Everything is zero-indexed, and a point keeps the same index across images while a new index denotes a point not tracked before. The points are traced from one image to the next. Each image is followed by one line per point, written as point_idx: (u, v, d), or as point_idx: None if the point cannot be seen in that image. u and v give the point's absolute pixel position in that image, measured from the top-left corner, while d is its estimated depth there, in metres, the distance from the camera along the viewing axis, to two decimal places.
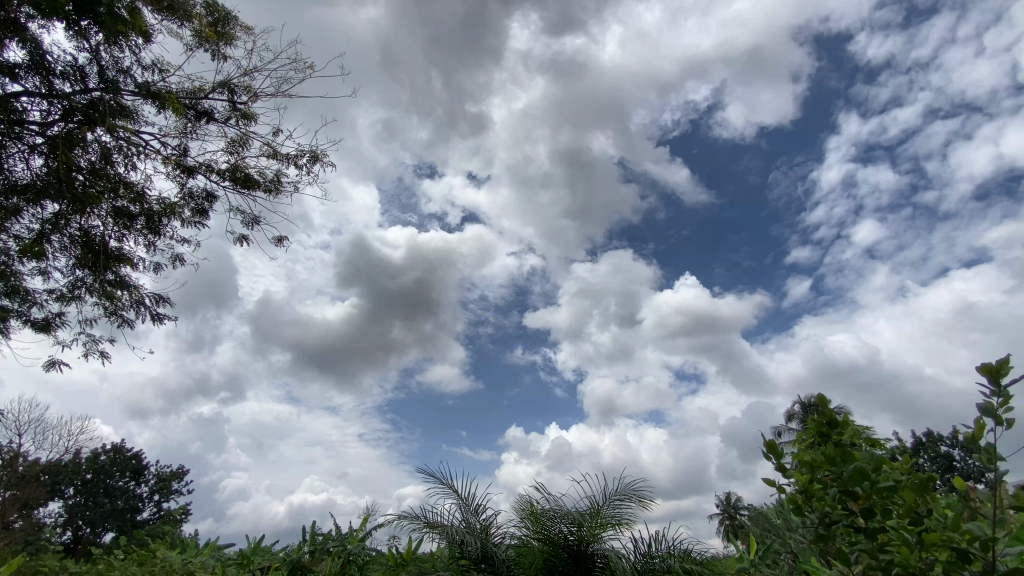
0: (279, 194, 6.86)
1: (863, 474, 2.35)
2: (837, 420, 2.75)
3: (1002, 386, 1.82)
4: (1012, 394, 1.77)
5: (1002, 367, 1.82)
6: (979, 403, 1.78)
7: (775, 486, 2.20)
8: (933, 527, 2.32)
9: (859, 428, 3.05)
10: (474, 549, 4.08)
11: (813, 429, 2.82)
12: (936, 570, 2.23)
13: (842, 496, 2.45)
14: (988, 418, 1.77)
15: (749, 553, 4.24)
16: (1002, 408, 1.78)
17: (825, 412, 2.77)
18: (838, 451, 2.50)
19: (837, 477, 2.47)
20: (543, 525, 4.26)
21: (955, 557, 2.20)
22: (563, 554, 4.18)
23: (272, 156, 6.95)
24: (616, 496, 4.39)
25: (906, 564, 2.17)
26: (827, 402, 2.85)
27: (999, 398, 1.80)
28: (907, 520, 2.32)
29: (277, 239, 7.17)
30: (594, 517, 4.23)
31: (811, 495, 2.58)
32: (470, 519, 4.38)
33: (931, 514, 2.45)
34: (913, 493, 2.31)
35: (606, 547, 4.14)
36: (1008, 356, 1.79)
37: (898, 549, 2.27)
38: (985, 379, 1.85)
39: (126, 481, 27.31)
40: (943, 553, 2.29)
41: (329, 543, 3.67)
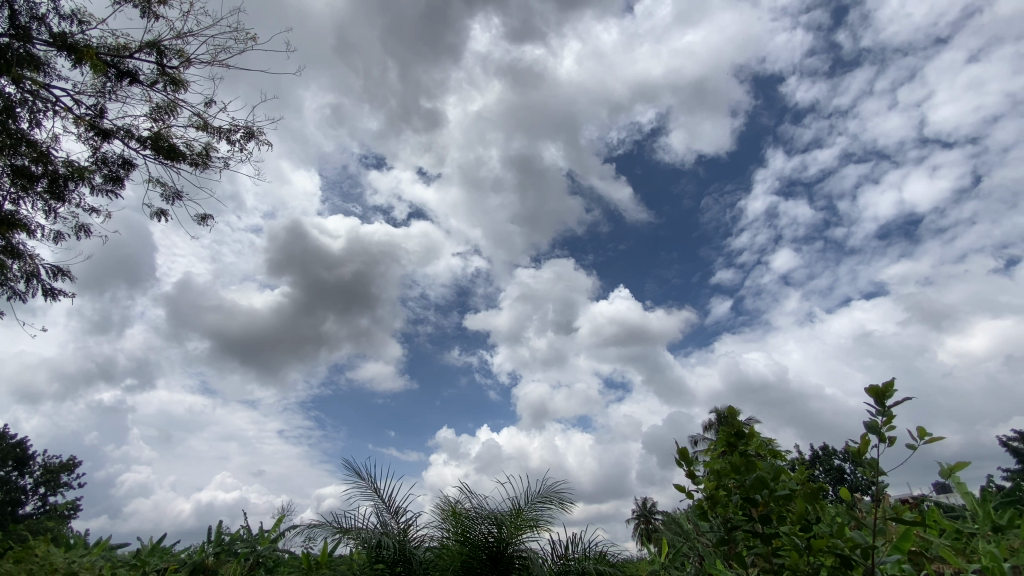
0: (207, 169, 6.42)
1: (763, 482, 2.54)
2: (744, 432, 2.96)
3: (886, 406, 2.04)
4: (893, 414, 1.99)
5: (886, 390, 2.04)
6: (866, 420, 1.98)
7: (685, 491, 2.33)
8: (821, 534, 2.54)
9: (765, 441, 3.28)
10: (390, 552, 4.00)
11: (722, 439, 3.01)
12: (820, 574, 2.43)
13: (743, 502, 2.63)
14: (873, 435, 1.97)
15: (659, 555, 4.44)
16: (885, 427, 1.99)
17: (733, 424, 2.97)
18: (743, 460, 2.68)
19: (740, 485, 2.65)
20: (464, 526, 4.24)
21: (839, 562, 2.41)
22: (482, 556, 4.18)
23: (203, 128, 6.50)
24: (538, 497, 4.45)
25: (795, 567, 2.36)
26: (736, 414, 3.06)
27: (883, 418, 2.01)
28: (798, 526, 2.54)
29: (200, 216, 6.69)
30: (514, 518, 4.27)
31: (716, 501, 2.75)
32: (389, 521, 4.28)
33: (821, 522, 2.66)
34: (805, 502, 2.52)
35: (525, 548, 4.19)
36: (892, 379, 2.01)
37: (789, 554, 2.47)
38: (872, 400, 2.06)
39: (6, 471, 24.44)
40: (828, 558, 2.50)
41: (236, 544, 3.46)
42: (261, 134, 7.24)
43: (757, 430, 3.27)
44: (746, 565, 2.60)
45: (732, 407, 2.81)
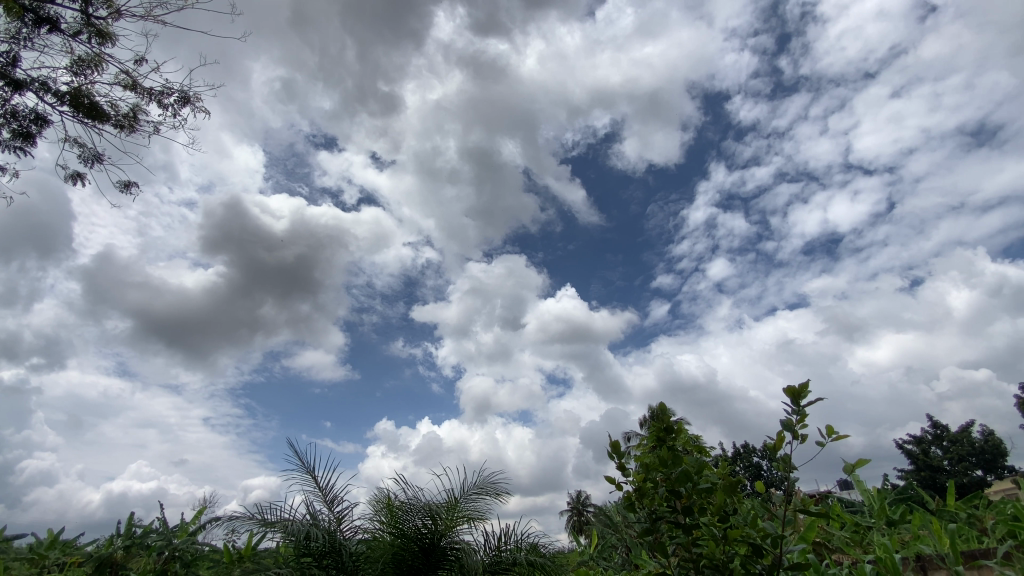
0: (133, 133, 5.94)
1: (688, 475, 2.68)
2: (673, 427, 3.11)
3: (800, 405, 2.20)
4: (806, 413, 2.15)
5: (801, 390, 2.21)
6: (783, 418, 2.13)
7: (615, 483, 2.41)
8: (737, 524, 2.70)
9: (692, 437, 3.47)
10: (318, 544, 3.88)
11: (653, 434, 3.15)
12: (734, 562, 2.58)
13: (668, 494, 2.77)
14: (789, 433, 2.13)
15: (590, 547, 4.57)
16: (799, 425, 2.16)
17: (663, 419, 3.12)
18: (670, 454, 2.82)
19: (667, 477, 2.79)
20: (397, 518, 4.19)
21: (751, 551, 2.56)
22: (414, 548, 4.15)
23: (131, 88, 6.00)
24: (474, 489, 4.46)
25: (711, 556, 2.51)
26: (667, 411, 3.21)
27: (797, 417, 2.17)
28: (717, 517, 2.70)
29: (124, 183, 6.20)
30: (450, 510, 4.26)
31: (643, 493, 2.87)
32: (320, 512, 4.16)
33: (736, 514, 2.84)
34: (724, 495, 2.69)
35: (458, 540, 4.18)
36: (807, 381, 2.18)
37: (707, 543, 2.62)
38: (788, 399, 2.22)
39: None
40: (741, 547, 2.67)
41: (149, 537, 3.24)
42: (198, 100, 6.78)
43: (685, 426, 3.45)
44: (668, 554, 2.73)
45: (664, 404, 2.94)
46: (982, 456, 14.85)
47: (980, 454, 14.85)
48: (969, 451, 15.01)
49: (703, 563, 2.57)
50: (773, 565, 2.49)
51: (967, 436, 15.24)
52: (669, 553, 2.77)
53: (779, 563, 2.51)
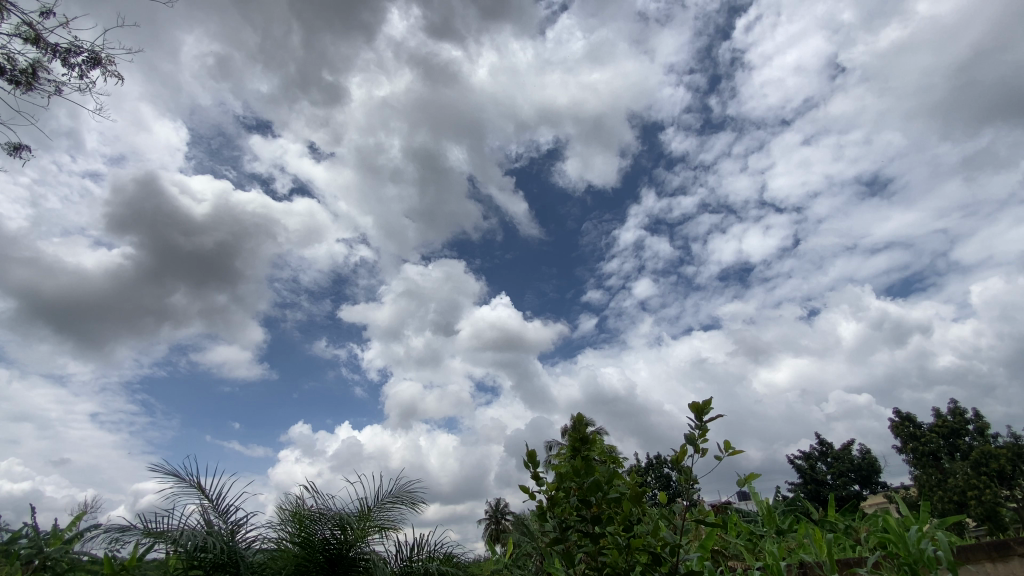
0: (31, 91, 5.31)
1: (598, 486, 2.78)
2: (588, 438, 3.21)
3: (703, 421, 2.36)
4: (708, 428, 2.31)
5: (704, 406, 2.38)
6: (686, 432, 2.28)
7: (528, 492, 2.45)
8: (640, 534, 2.82)
9: (607, 447, 3.59)
10: (212, 555, 3.61)
11: (570, 443, 3.24)
12: (635, 570, 2.70)
13: (578, 503, 2.85)
14: (690, 446, 2.27)
15: (504, 555, 4.60)
16: (699, 439, 2.31)
17: (580, 429, 3.21)
18: (584, 464, 2.91)
19: (579, 487, 2.87)
20: (304, 528, 3.99)
21: (651, 560, 2.69)
22: (319, 559, 3.97)
23: (32, 41, 5.37)
24: (389, 498, 4.34)
25: (614, 564, 2.61)
26: (584, 421, 3.31)
27: (699, 431, 2.33)
28: (622, 527, 2.81)
29: (15, 146, 5.52)
30: (361, 520, 4.12)
31: (555, 502, 2.94)
32: (214, 521, 3.87)
33: (640, 522, 2.96)
34: (630, 504, 2.81)
35: (369, 550, 4.04)
36: (709, 398, 2.34)
37: (611, 552, 2.73)
38: (693, 414, 2.38)
39: None
40: (643, 556, 2.79)
41: (15, 544, 2.87)
42: (111, 63, 6.18)
43: (601, 436, 3.57)
44: (575, 562, 2.80)
45: (581, 415, 3.02)
46: (859, 472, 16.48)
47: (858, 470, 16.52)
48: (849, 467, 16.65)
49: (606, 571, 2.67)
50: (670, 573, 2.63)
51: (848, 453, 16.92)
52: (576, 562, 2.85)
53: (674, 571, 2.65)
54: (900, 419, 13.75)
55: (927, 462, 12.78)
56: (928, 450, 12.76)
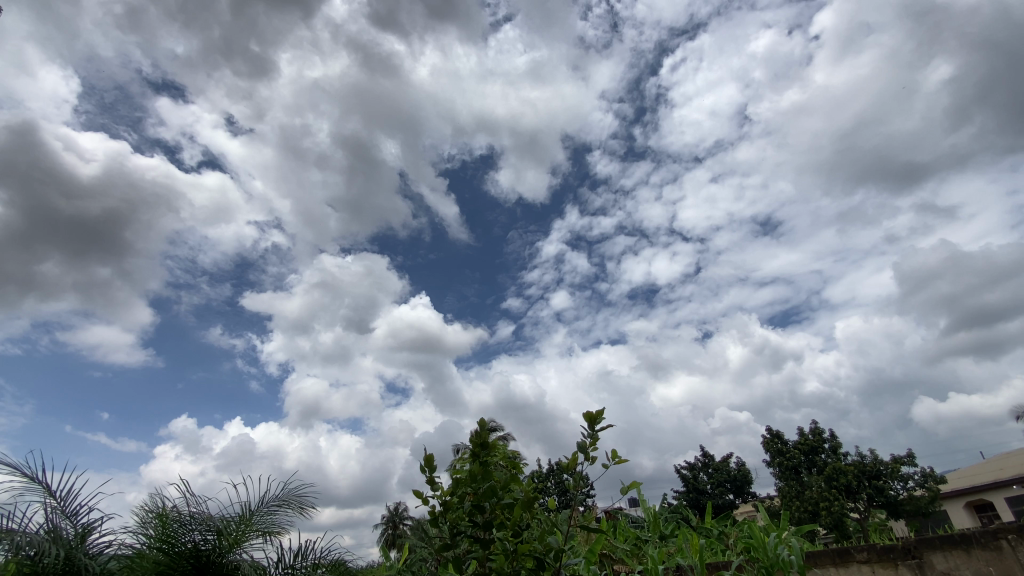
0: None
1: (493, 491, 2.83)
2: (488, 443, 3.25)
3: (595, 429, 2.50)
4: (598, 436, 2.45)
5: (597, 416, 2.53)
6: (578, 440, 2.41)
7: (422, 497, 2.44)
8: (527, 539, 2.91)
9: (508, 452, 3.66)
10: (53, 562, 3.20)
11: (470, 448, 3.26)
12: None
13: (472, 508, 2.88)
14: (580, 453, 2.38)
15: (398, 561, 4.53)
16: (590, 447, 2.44)
17: (481, 434, 3.23)
18: (481, 470, 2.94)
19: (475, 492, 2.91)
20: (170, 533, 3.65)
21: (535, 565, 2.78)
22: (186, 567, 3.64)
23: None
24: (273, 501, 4.10)
25: (499, 569, 2.69)
26: (486, 426, 3.33)
27: (590, 439, 2.46)
28: (510, 533, 2.88)
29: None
30: (239, 525, 3.85)
31: (449, 508, 2.96)
32: (59, 525, 3.43)
33: (529, 528, 3.05)
34: (521, 510, 2.89)
35: (244, 557, 3.78)
36: (602, 409, 2.49)
37: (498, 558, 2.79)
38: (586, 422, 2.52)
39: None
40: (528, 561, 2.86)
41: None
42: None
43: (503, 442, 3.63)
44: (463, 568, 2.83)
45: (484, 421, 3.05)
46: (734, 482, 18.08)
47: (733, 480, 18.11)
48: (726, 478, 18.20)
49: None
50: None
51: (726, 465, 18.53)
52: (465, 567, 2.88)
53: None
54: (771, 436, 15.29)
55: (790, 475, 14.33)
56: (791, 464, 14.32)
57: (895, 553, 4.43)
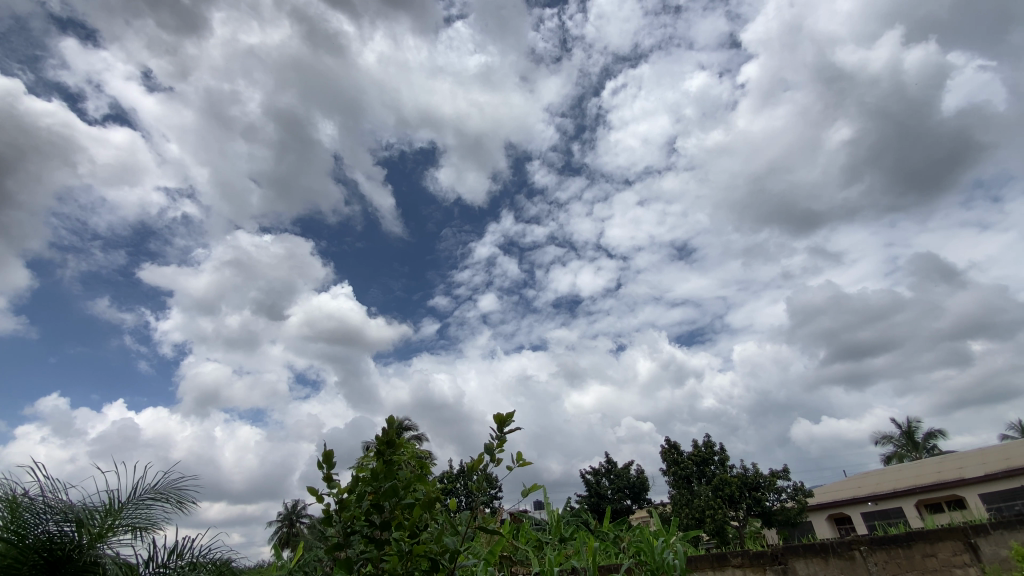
0: None
1: (394, 491, 2.80)
2: (395, 441, 3.17)
3: (503, 430, 2.58)
4: (505, 437, 2.53)
5: (506, 418, 2.60)
6: (486, 441, 2.46)
7: (317, 496, 2.28)
8: (424, 540, 2.89)
9: (417, 451, 3.61)
10: None
11: (375, 445, 3.16)
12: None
13: (369, 507, 2.83)
14: (487, 453, 2.43)
15: (290, 561, 4.34)
16: (497, 447, 2.50)
17: (388, 432, 3.16)
18: (383, 468, 2.88)
19: (374, 492, 2.86)
20: (18, 523, 3.24)
21: (429, 566, 2.77)
22: (34, 562, 3.25)
23: None
24: (148, 494, 3.77)
25: (391, 570, 2.66)
26: (394, 424, 3.26)
27: (497, 440, 2.52)
28: (407, 533, 2.86)
29: None
30: (105, 517, 3.51)
31: (344, 506, 2.86)
32: None
33: (427, 529, 3.05)
34: (421, 511, 2.88)
35: (107, 553, 3.44)
36: (512, 411, 2.57)
37: (392, 558, 2.76)
38: (495, 424, 2.59)
39: None
40: (422, 562, 2.85)
41: None
42: None
43: (411, 441, 3.58)
44: (353, 568, 2.76)
45: (392, 417, 2.98)
46: (633, 489, 19.03)
47: (632, 486, 19.06)
48: (625, 484, 19.13)
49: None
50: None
51: (627, 472, 19.47)
52: (354, 568, 2.80)
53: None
54: (669, 446, 16.30)
55: (682, 483, 15.33)
56: (684, 473, 15.33)
57: (765, 559, 5.60)
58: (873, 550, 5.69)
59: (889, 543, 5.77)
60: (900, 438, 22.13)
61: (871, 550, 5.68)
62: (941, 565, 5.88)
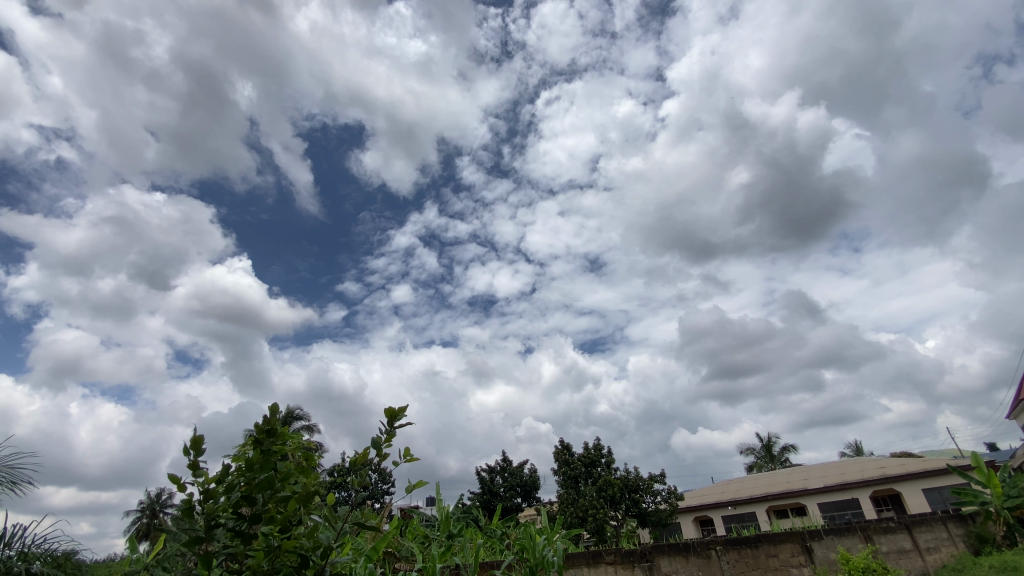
0: None
1: (269, 483, 2.69)
2: (277, 430, 3.03)
3: (392, 426, 2.59)
4: (394, 433, 2.55)
5: (398, 414, 2.63)
6: (374, 435, 2.46)
7: (179, 485, 2.03)
8: (296, 535, 2.82)
9: (304, 443, 3.49)
10: None
11: (253, 434, 3.00)
12: (278, 573, 2.68)
13: (240, 499, 2.69)
14: (373, 447, 2.42)
15: (147, 555, 3.99)
16: (384, 442, 2.51)
17: (270, 420, 3.01)
18: (261, 459, 2.76)
19: (247, 483, 2.72)
20: None
21: (297, 564, 2.71)
22: None
23: None
24: None
25: (255, 567, 2.56)
26: (277, 413, 3.12)
27: (385, 435, 2.53)
28: (278, 527, 2.77)
29: None
30: None
31: (209, 498, 2.69)
32: None
33: (301, 523, 2.97)
34: (296, 505, 2.80)
35: None
36: (403, 407, 2.59)
37: (257, 554, 2.66)
38: (385, 419, 2.60)
39: None
40: (290, 559, 2.77)
41: None
42: None
43: (298, 431, 3.45)
44: (212, 564, 2.62)
45: (276, 406, 2.84)
46: (524, 487, 19.58)
47: (523, 485, 19.61)
48: (517, 482, 19.63)
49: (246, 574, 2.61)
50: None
51: (520, 470, 20.00)
52: (213, 565, 2.65)
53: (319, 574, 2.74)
54: (562, 447, 17.00)
55: (571, 483, 16.08)
56: (573, 474, 16.08)
57: (634, 557, 6.06)
58: (727, 550, 6.37)
59: (741, 544, 6.50)
60: (760, 450, 24.86)
61: (725, 550, 6.35)
62: (781, 565, 6.71)
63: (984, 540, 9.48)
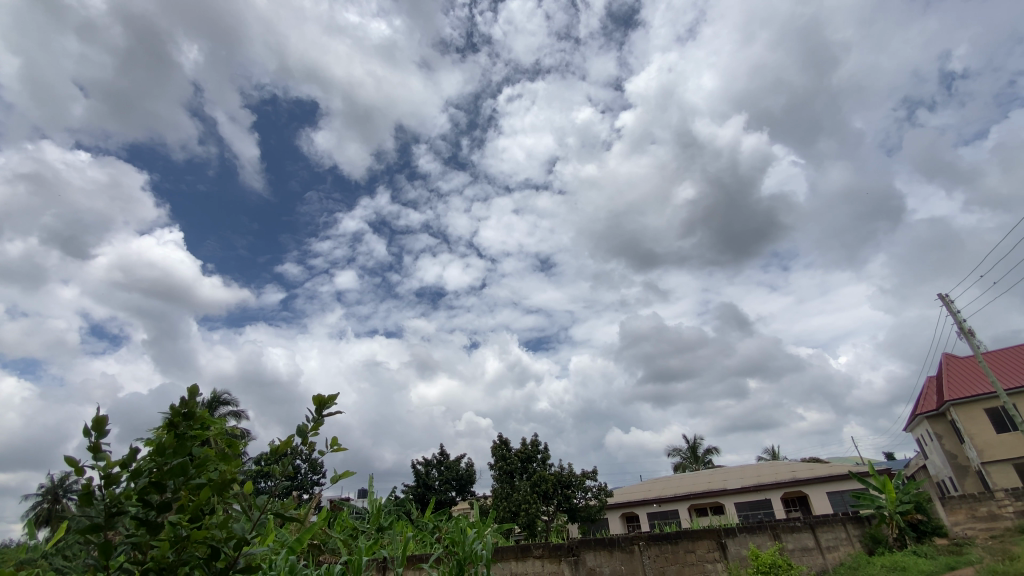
0: None
1: (182, 470, 2.60)
2: (195, 414, 2.92)
3: (320, 414, 2.57)
4: (321, 421, 2.53)
5: (326, 402, 2.61)
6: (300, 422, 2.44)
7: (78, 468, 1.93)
8: (208, 524, 2.73)
9: (227, 428, 3.37)
10: None
11: (169, 417, 2.87)
12: (186, 564, 2.59)
13: (148, 486, 2.58)
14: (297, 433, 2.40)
15: (45, 543, 3.72)
16: (310, 429, 2.49)
17: (188, 404, 2.89)
18: (174, 444, 2.65)
19: (158, 469, 2.61)
20: None
21: (207, 556, 2.62)
22: None
23: None
24: None
25: (159, 558, 2.47)
26: (197, 396, 3.00)
27: (312, 423, 2.51)
28: (189, 516, 2.68)
29: None
30: None
31: (113, 483, 2.55)
32: None
33: (214, 512, 2.87)
34: (210, 492, 2.72)
35: None
36: (333, 394, 2.58)
37: (163, 544, 2.56)
38: (313, 407, 2.58)
39: None
40: (200, 551, 2.68)
41: None
42: None
43: (222, 416, 3.33)
44: (113, 555, 2.50)
45: (195, 389, 2.74)
46: (459, 481, 19.62)
47: (458, 479, 19.65)
48: (453, 476, 19.63)
49: (150, 565, 2.51)
50: (224, 568, 2.65)
51: (457, 464, 20.01)
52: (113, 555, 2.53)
53: (230, 565, 2.67)
54: (500, 442, 17.18)
55: (505, 477, 16.29)
56: (509, 468, 16.30)
57: (561, 551, 6.26)
58: (649, 545, 6.69)
59: (662, 540, 6.85)
60: (686, 451, 26.15)
61: (647, 545, 6.67)
62: (697, 560, 7.13)
63: (878, 541, 10.43)
